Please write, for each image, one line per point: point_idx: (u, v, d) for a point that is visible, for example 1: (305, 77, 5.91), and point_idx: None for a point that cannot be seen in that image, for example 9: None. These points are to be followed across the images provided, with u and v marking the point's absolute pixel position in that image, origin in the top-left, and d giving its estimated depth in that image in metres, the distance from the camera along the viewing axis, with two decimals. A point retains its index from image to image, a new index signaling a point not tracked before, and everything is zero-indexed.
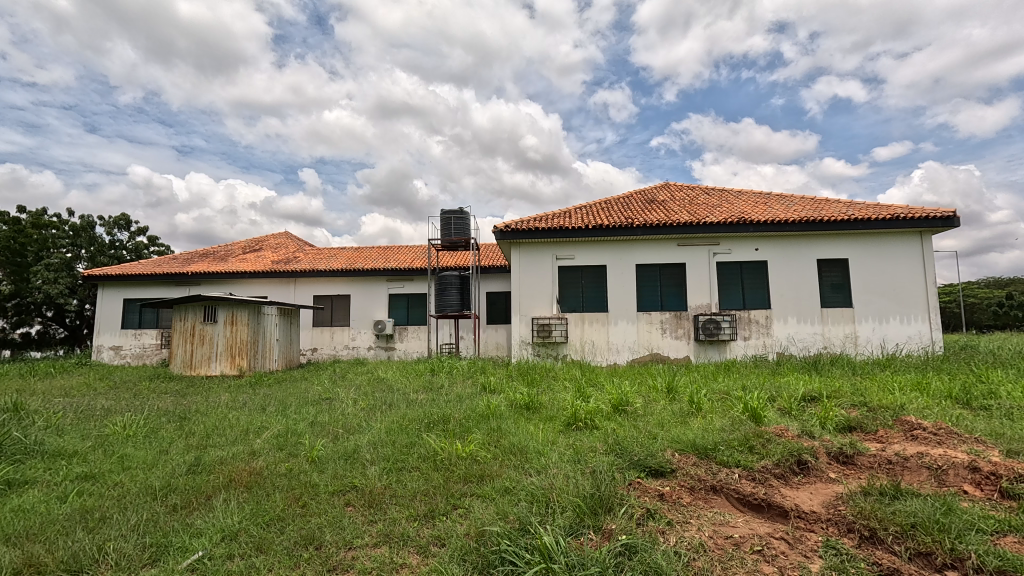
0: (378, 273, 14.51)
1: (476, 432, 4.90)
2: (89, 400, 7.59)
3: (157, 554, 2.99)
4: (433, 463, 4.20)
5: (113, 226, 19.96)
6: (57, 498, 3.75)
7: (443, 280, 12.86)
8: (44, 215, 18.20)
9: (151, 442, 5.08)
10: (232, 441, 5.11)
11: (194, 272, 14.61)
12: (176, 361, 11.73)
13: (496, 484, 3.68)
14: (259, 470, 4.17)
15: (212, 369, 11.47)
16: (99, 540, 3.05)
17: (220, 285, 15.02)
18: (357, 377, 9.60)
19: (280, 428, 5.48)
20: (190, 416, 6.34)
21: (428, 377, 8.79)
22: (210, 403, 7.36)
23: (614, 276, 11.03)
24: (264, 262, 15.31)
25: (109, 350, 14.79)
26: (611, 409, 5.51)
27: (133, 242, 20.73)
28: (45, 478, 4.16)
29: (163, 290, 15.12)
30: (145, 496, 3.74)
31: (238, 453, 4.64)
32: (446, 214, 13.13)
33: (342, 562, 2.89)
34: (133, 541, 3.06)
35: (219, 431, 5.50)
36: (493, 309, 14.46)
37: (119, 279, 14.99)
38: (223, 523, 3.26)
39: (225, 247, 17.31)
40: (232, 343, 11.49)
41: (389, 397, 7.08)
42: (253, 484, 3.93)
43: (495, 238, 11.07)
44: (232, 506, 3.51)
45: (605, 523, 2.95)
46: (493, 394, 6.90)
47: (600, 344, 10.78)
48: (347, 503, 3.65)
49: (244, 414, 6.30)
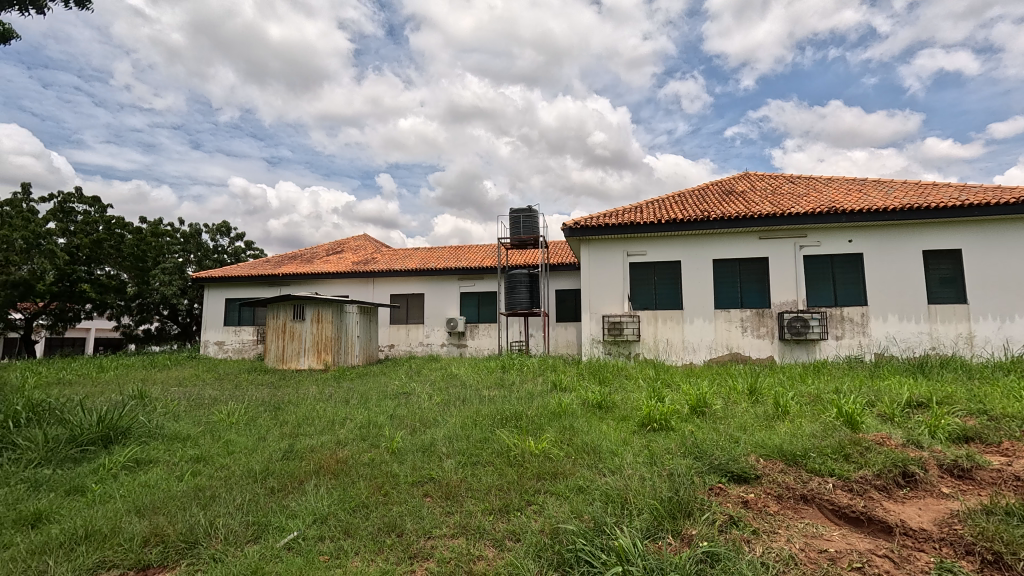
0: (449, 272, 14.91)
1: (549, 429, 4.90)
2: (199, 390, 8.48)
3: (259, 532, 3.26)
4: (506, 459, 4.26)
5: (216, 232, 22.07)
6: (175, 477, 4.21)
7: (512, 278, 13.01)
8: (161, 224, 20.46)
9: (251, 430, 5.56)
10: (320, 430, 5.49)
11: (284, 273, 15.78)
12: (270, 356, 12.74)
13: (571, 483, 3.67)
14: (344, 458, 4.45)
15: (301, 363, 12.35)
16: (210, 516, 3.39)
17: (307, 285, 16.12)
18: (432, 373, 9.91)
19: (363, 420, 5.81)
20: (284, 406, 6.90)
21: (499, 374, 8.93)
22: (301, 394, 7.94)
23: (689, 272, 10.61)
24: (346, 263, 16.24)
25: (214, 345, 16.33)
26: (688, 411, 5.31)
27: (233, 247, 22.82)
28: (165, 458, 4.67)
29: (259, 290, 16.47)
30: (247, 478, 4.10)
31: (326, 443, 4.97)
32: (515, 213, 13.24)
33: (422, 550, 3.01)
34: (238, 519, 3.36)
35: (309, 421, 5.93)
36: (562, 307, 14.39)
37: (222, 280, 16.52)
38: (314, 507, 3.50)
39: (310, 250, 18.54)
40: (318, 339, 12.31)
41: (463, 392, 7.24)
42: (340, 471, 4.19)
43: (564, 235, 11.01)
44: (322, 492, 3.76)
45: (685, 528, 2.85)
46: (564, 392, 6.86)
47: (675, 343, 10.42)
48: (425, 494, 3.78)
49: (330, 406, 6.76)
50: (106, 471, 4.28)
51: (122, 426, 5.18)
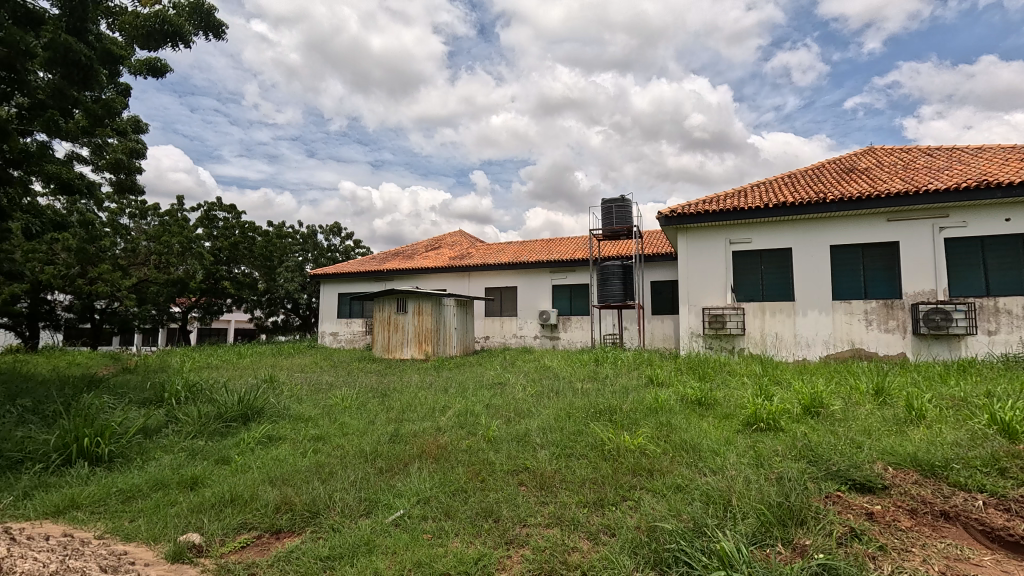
0: (541, 264, 15.00)
1: (645, 425, 4.77)
2: (318, 376, 9.41)
3: (370, 507, 3.55)
4: (600, 453, 4.22)
5: (329, 233, 24.19)
6: (299, 453, 4.71)
7: (605, 270, 12.80)
8: (284, 227, 22.84)
9: (361, 413, 6.06)
10: (423, 417, 5.83)
11: (388, 269, 16.88)
12: (378, 346, 13.73)
13: (668, 480, 3.55)
14: (444, 444, 4.69)
15: (405, 353, 13.17)
16: (330, 490, 3.75)
17: (409, 280, 17.10)
18: (526, 365, 10.07)
19: (461, 408, 6.07)
20: (390, 393, 7.43)
21: (593, 367, 8.85)
22: (405, 382, 8.50)
23: (801, 260, 9.71)
24: (443, 259, 16.98)
25: (329, 335, 17.94)
26: (800, 411, 4.88)
27: (344, 245, 24.87)
28: (291, 436, 5.24)
29: (367, 285, 17.77)
30: (359, 458, 4.47)
31: (428, 428, 5.27)
32: (607, 203, 12.98)
33: (518, 537, 3.09)
34: (352, 494, 3.69)
35: (412, 407, 6.33)
36: (659, 299, 13.88)
37: (335, 277, 18.06)
38: (418, 489, 3.73)
39: (410, 247, 19.64)
40: (419, 331, 13.05)
41: (556, 384, 7.30)
42: (440, 456, 4.42)
43: (659, 225, 10.58)
44: (425, 474, 4.01)
45: (796, 537, 2.65)
46: (660, 387, 6.64)
47: (785, 337, 9.62)
48: (521, 483, 3.87)
49: (431, 394, 7.16)
50: (245, 445, 4.91)
51: (257, 407, 5.90)
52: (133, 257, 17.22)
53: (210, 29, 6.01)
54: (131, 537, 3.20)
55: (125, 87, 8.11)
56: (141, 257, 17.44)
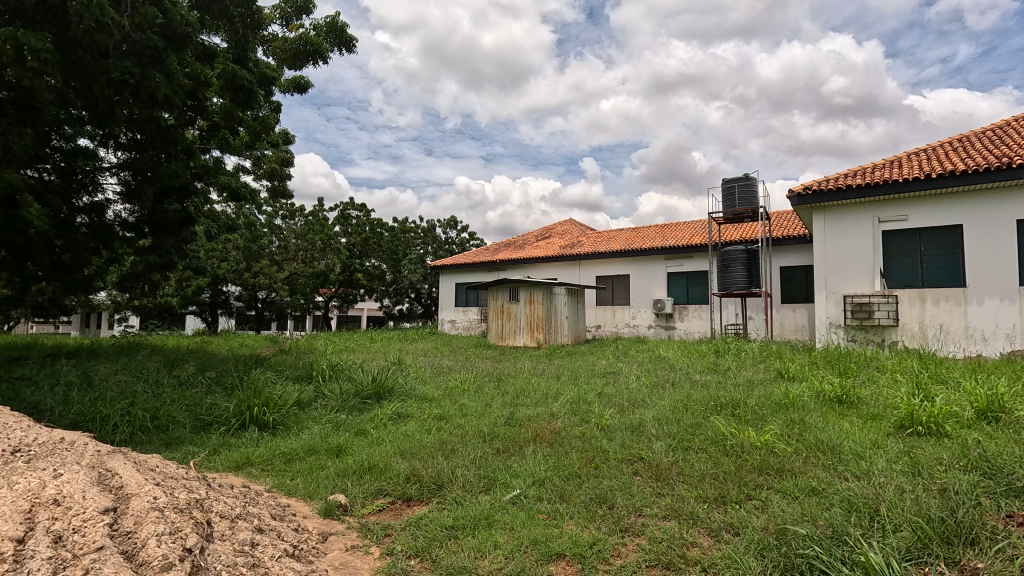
0: (656, 251, 14.43)
1: (773, 421, 4.42)
2: (440, 360, 10.06)
3: (488, 485, 3.75)
4: (721, 448, 4.01)
5: (447, 226, 25.60)
6: (425, 430, 5.10)
7: (727, 255, 11.96)
8: (407, 222, 24.63)
9: (479, 396, 6.39)
10: (536, 402, 5.99)
11: (501, 259, 17.41)
12: (492, 333, 14.27)
13: (801, 482, 3.27)
14: (558, 430, 4.78)
15: (517, 341, 13.54)
16: (452, 465, 4.02)
17: (521, 269, 17.49)
18: (639, 354, 9.81)
19: (573, 395, 6.13)
20: (505, 378, 7.73)
21: (713, 358, 8.36)
22: (519, 368, 8.77)
23: (976, 238, 8.21)
24: (554, 248, 17.09)
25: (448, 323, 19.04)
26: (971, 416, 4.18)
27: (460, 237, 26.16)
28: (417, 414, 5.69)
29: (481, 275, 18.51)
30: (478, 438, 4.73)
31: (541, 413, 5.41)
32: (729, 183, 12.07)
33: (633, 526, 3.06)
34: (472, 471, 3.92)
35: (526, 392, 6.52)
36: (789, 286, 12.64)
37: (452, 267, 19.07)
38: (533, 470, 3.86)
39: (522, 237, 20.05)
40: (531, 319, 13.32)
41: (672, 375, 7.04)
42: (554, 441, 4.52)
43: (790, 204, 9.60)
44: (539, 457, 4.13)
45: (965, 558, 2.29)
46: (791, 381, 6.10)
47: (953, 330, 8.24)
48: (635, 472, 3.82)
49: (544, 380, 7.32)
50: (379, 420, 5.45)
51: (388, 386, 6.49)
52: (286, 253, 19.64)
53: (344, 44, 6.66)
54: (291, 493, 3.73)
55: (277, 105, 9.31)
56: (291, 253, 19.78)
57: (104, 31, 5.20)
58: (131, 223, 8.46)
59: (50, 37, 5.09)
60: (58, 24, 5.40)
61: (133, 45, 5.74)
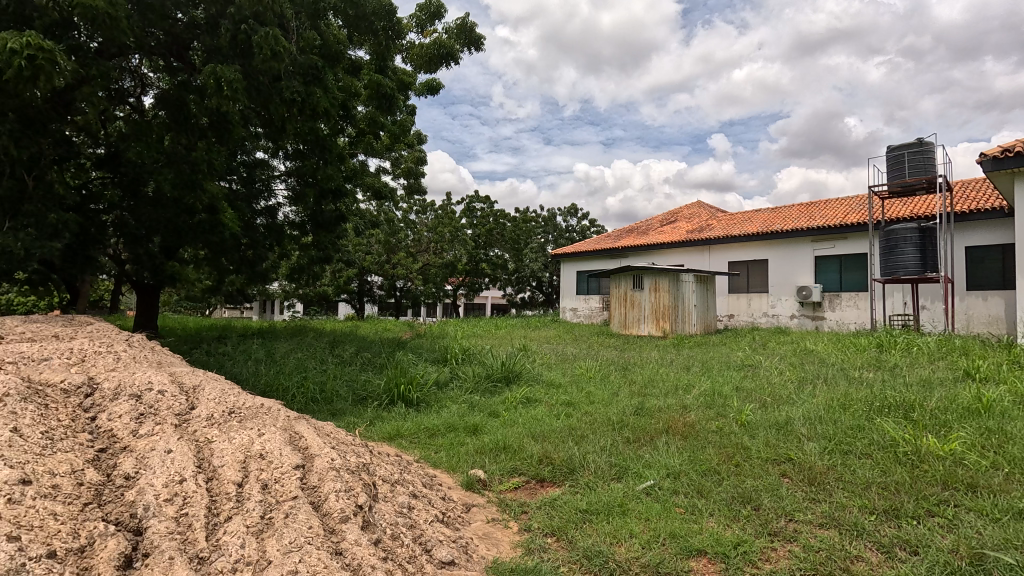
0: (801, 233, 12.98)
1: (961, 429, 3.77)
2: (563, 347, 10.16)
3: (620, 473, 3.73)
4: (892, 455, 3.52)
5: (567, 214, 25.63)
6: (554, 415, 5.20)
7: (893, 235, 10.36)
8: (529, 212, 25.11)
9: (606, 384, 6.35)
10: (666, 393, 5.78)
11: (623, 246, 16.98)
12: (615, 322, 14.04)
13: (1003, 504, 2.75)
14: (692, 423, 4.58)
15: (642, 330, 13.16)
16: (583, 451, 4.06)
17: (645, 256, 16.88)
18: (781, 347, 8.95)
19: (707, 388, 5.82)
20: (631, 367, 7.57)
21: (874, 353, 7.33)
22: (645, 358, 8.53)
23: None
24: (681, 232, 16.20)
25: (569, 310, 19.12)
26: None
27: (581, 225, 26.02)
28: (546, 399, 5.83)
29: (603, 262, 18.23)
30: (607, 426, 4.71)
31: (673, 405, 5.21)
32: (897, 151, 10.39)
33: (784, 530, 2.84)
34: (604, 459, 3.92)
35: (655, 382, 6.33)
36: (979, 270, 10.57)
37: (574, 255, 19.05)
38: (667, 463, 3.75)
39: (645, 223, 19.32)
40: (657, 307, 12.84)
41: (823, 370, 6.33)
42: (689, 434, 4.34)
43: (982, 170, 7.99)
44: (673, 449, 4.00)
45: None
46: (983, 383, 5.14)
47: None
48: (783, 474, 3.52)
49: (673, 371, 7.03)
50: (510, 403, 5.68)
51: (516, 370, 6.74)
52: (419, 245, 21.23)
53: (473, 44, 6.97)
54: (436, 465, 4.08)
55: (412, 107, 10.05)
56: (424, 245, 21.36)
57: (276, 58, 6.00)
58: (296, 223, 9.76)
59: (238, 67, 6.04)
60: (243, 55, 6.37)
61: (298, 67, 6.58)
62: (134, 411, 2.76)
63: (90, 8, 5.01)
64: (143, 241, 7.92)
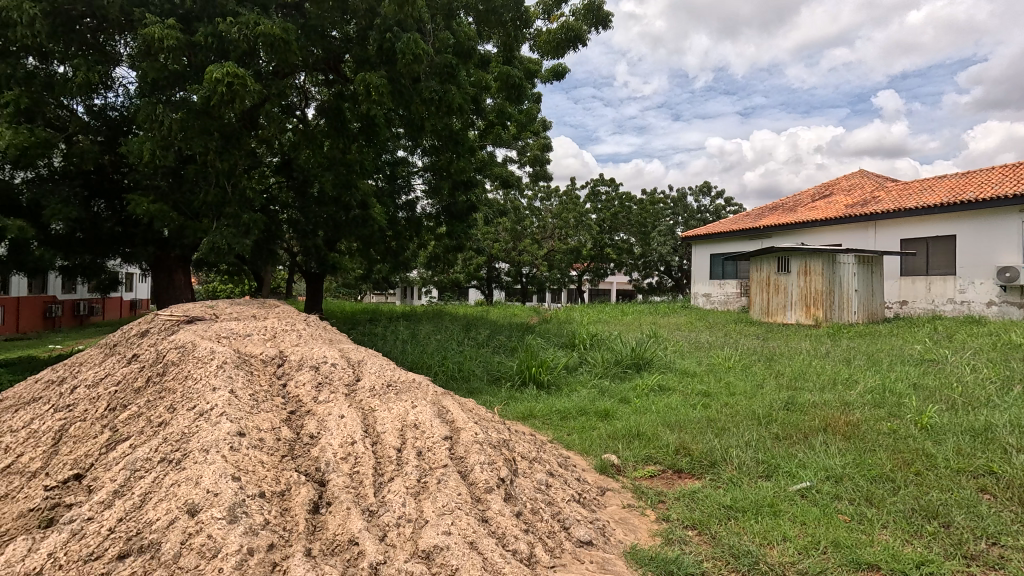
0: (1004, 202, 10.64)
1: None
2: (698, 335, 9.60)
3: (770, 471, 3.44)
4: None
5: (699, 193, 24.03)
6: (690, 405, 4.96)
7: None
8: (656, 193, 24.02)
9: (748, 375, 5.90)
10: (822, 387, 5.19)
11: (766, 225, 15.43)
12: (756, 308, 12.89)
13: None
14: (856, 422, 4.05)
15: (788, 317, 11.91)
16: (725, 444, 3.83)
17: (792, 235, 15.17)
18: (974, 339, 7.49)
19: (874, 384, 5.11)
20: (777, 358, 6.93)
21: None
22: (794, 348, 7.73)
23: None
24: (837, 207, 14.25)
25: (702, 296, 17.97)
26: None
27: (714, 204, 24.23)
28: (680, 388, 5.58)
29: (741, 244, 16.78)
30: (752, 419, 4.37)
31: (831, 401, 4.67)
32: None
33: (985, 555, 2.42)
34: (749, 454, 3.66)
35: (807, 375, 5.72)
36: None
37: (707, 237, 17.81)
38: (827, 464, 3.38)
39: (793, 198, 17.34)
40: (807, 293, 11.51)
41: None
42: (852, 434, 3.86)
43: None
44: (833, 450, 3.59)
45: None
46: None
47: None
48: (982, 489, 2.99)
49: (830, 363, 6.28)
50: (642, 390, 5.55)
51: (647, 357, 6.55)
52: (544, 231, 21.51)
53: (601, 23, 6.81)
54: (569, 447, 4.14)
55: (538, 95, 10.15)
56: (549, 231, 21.59)
57: (417, 61, 6.46)
58: (433, 214, 10.47)
59: (384, 73, 6.62)
60: (388, 62, 6.96)
61: (435, 67, 7.01)
62: (314, 381, 3.22)
63: (269, 36, 5.85)
64: (310, 235, 9.13)
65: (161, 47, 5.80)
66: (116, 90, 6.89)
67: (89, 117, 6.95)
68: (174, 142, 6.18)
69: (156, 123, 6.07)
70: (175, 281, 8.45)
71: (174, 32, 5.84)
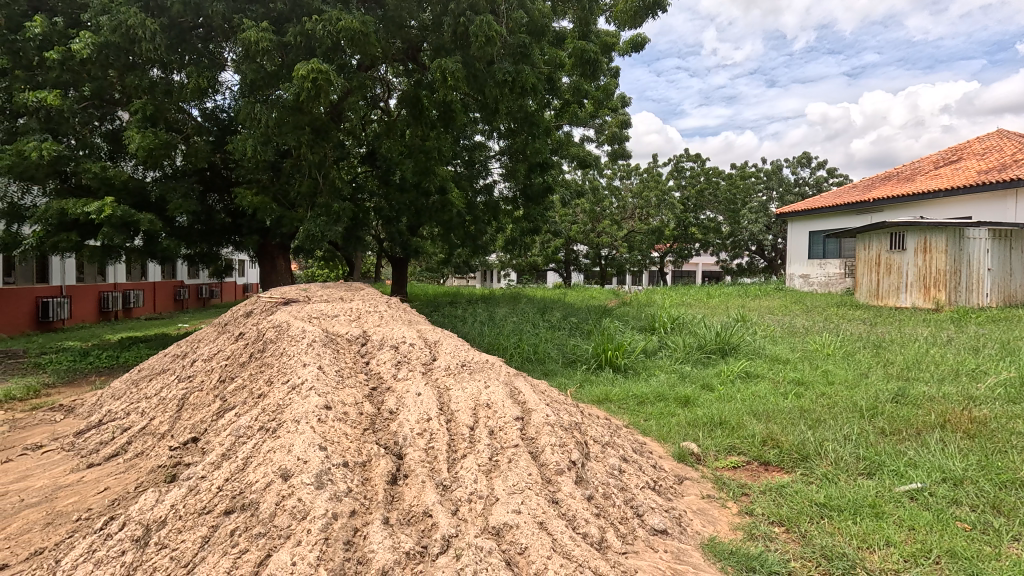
0: None
1: None
2: (792, 319, 8.90)
3: (872, 469, 3.12)
4: None
5: (797, 165, 22.06)
6: (781, 393, 4.62)
7: None
8: (747, 167, 22.39)
9: (850, 363, 5.38)
10: (941, 378, 4.61)
11: (876, 198, 13.84)
12: (862, 290, 11.71)
13: None
14: (983, 419, 3.56)
15: (901, 301, 10.69)
16: (819, 437, 3.53)
17: (908, 208, 13.49)
18: None
19: (1008, 376, 4.45)
20: (887, 344, 6.25)
21: None
22: (908, 334, 6.94)
23: None
24: (967, 174, 12.43)
25: (799, 278, 16.60)
26: None
27: (815, 177, 22.14)
28: (769, 375, 5.23)
29: (846, 220, 15.23)
30: (853, 412, 3.98)
31: (951, 394, 4.13)
32: None
33: None
34: (847, 449, 3.34)
35: (921, 364, 5.10)
36: None
37: (806, 213, 16.36)
38: (943, 465, 3.00)
39: (911, 166, 15.38)
40: (925, 273, 10.24)
41: None
42: (978, 433, 3.39)
43: None
44: (953, 450, 3.18)
45: None
46: None
47: None
48: None
49: (952, 352, 5.56)
50: (727, 376, 5.26)
51: (733, 343, 6.19)
52: (624, 212, 20.87)
53: None
54: (647, 433, 4.03)
55: (616, 69, 9.77)
56: (629, 211, 20.93)
57: (490, 43, 6.46)
58: (510, 198, 10.50)
59: (459, 58, 6.67)
60: (462, 47, 7.01)
61: (509, 48, 6.96)
62: (394, 359, 3.38)
63: (350, 30, 6.11)
64: (394, 221, 9.54)
65: (257, 50, 6.27)
66: (223, 93, 7.59)
67: (203, 119, 7.75)
68: (271, 138, 6.67)
69: (255, 121, 6.58)
70: (276, 266, 9.22)
71: (268, 34, 6.27)
